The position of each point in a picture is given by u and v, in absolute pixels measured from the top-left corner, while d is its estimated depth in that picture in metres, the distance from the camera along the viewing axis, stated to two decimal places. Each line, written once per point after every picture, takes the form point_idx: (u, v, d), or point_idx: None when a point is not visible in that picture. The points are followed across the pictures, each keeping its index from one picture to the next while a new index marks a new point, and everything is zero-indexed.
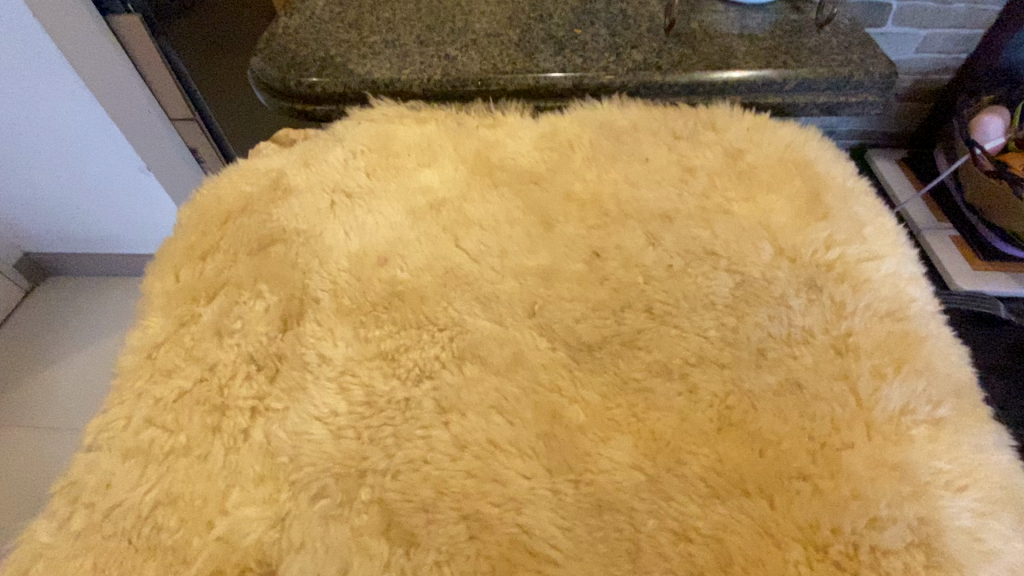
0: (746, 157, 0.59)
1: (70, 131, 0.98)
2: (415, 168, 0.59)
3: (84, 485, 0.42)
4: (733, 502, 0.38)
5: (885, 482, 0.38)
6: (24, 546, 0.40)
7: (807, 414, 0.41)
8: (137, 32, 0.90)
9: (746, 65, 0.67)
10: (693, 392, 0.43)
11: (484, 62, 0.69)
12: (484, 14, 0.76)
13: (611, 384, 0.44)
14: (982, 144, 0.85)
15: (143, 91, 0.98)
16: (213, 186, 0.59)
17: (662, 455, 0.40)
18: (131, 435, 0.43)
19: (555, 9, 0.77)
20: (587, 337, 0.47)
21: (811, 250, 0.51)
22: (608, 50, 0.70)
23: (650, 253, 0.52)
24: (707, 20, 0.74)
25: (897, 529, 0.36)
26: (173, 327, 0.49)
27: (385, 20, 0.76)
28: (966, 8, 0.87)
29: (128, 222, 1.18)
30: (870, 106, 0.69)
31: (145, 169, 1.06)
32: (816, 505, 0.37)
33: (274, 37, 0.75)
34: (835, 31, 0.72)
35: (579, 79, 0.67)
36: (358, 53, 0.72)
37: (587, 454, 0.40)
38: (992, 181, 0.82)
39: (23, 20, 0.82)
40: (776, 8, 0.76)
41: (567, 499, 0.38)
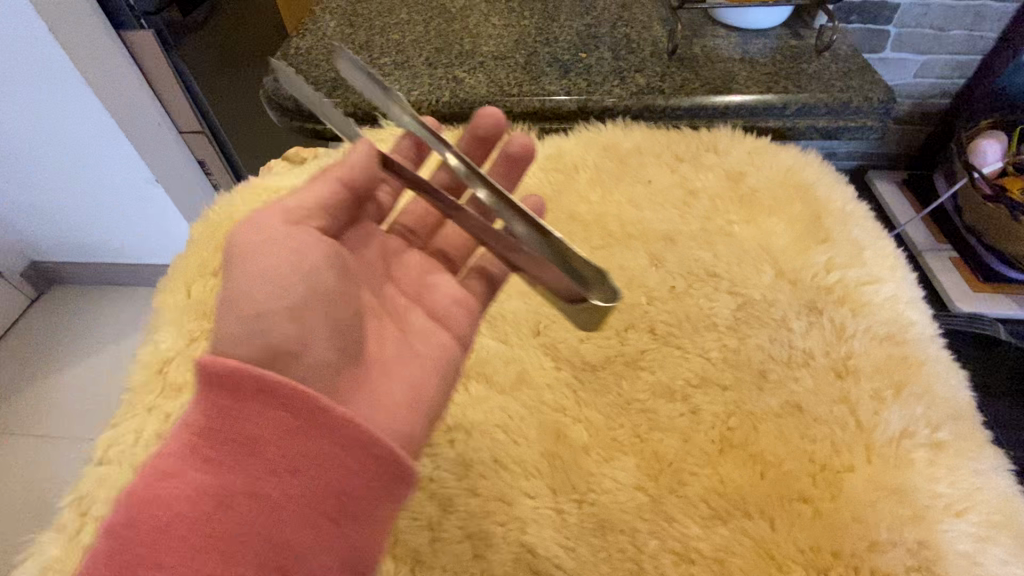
0: (748, 180, 0.60)
1: (80, 143, 0.96)
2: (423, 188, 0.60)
3: (95, 498, 0.42)
4: (735, 524, 0.38)
5: (885, 506, 0.38)
6: (35, 560, 0.41)
7: (808, 437, 0.42)
8: (149, 47, 0.89)
9: (747, 90, 0.69)
10: (695, 413, 0.44)
11: (492, 85, 0.71)
12: (491, 36, 0.78)
13: (614, 405, 0.45)
14: (981, 168, 0.86)
15: (154, 104, 0.96)
16: (225, 202, 0.61)
17: (664, 476, 0.41)
18: (141, 449, 0.44)
19: (561, 32, 0.79)
20: (590, 356, 0.48)
21: (811, 273, 0.51)
22: (612, 74, 0.72)
23: (653, 274, 0.53)
24: (709, 45, 0.75)
25: (897, 553, 0.37)
26: (184, 342, 0.50)
27: (395, 42, 0.79)
28: (964, 35, 0.88)
29: (138, 233, 1.16)
30: (868, 130, 0.71)
31: (153, 182, 1.02)
32: (817, 528, 0.38)
33: (286, 57, 0.77)
34: (834, 57, 0.74)
35: (583, 103, 0.69)
36: (368, 74, 0.73)
37: (591, 474, 0.41)
38: (990, 205, 0.84)
39: (38, 35, 0.79)
40: (777, 34, 0.77)
41: (570, 519, 0.39)
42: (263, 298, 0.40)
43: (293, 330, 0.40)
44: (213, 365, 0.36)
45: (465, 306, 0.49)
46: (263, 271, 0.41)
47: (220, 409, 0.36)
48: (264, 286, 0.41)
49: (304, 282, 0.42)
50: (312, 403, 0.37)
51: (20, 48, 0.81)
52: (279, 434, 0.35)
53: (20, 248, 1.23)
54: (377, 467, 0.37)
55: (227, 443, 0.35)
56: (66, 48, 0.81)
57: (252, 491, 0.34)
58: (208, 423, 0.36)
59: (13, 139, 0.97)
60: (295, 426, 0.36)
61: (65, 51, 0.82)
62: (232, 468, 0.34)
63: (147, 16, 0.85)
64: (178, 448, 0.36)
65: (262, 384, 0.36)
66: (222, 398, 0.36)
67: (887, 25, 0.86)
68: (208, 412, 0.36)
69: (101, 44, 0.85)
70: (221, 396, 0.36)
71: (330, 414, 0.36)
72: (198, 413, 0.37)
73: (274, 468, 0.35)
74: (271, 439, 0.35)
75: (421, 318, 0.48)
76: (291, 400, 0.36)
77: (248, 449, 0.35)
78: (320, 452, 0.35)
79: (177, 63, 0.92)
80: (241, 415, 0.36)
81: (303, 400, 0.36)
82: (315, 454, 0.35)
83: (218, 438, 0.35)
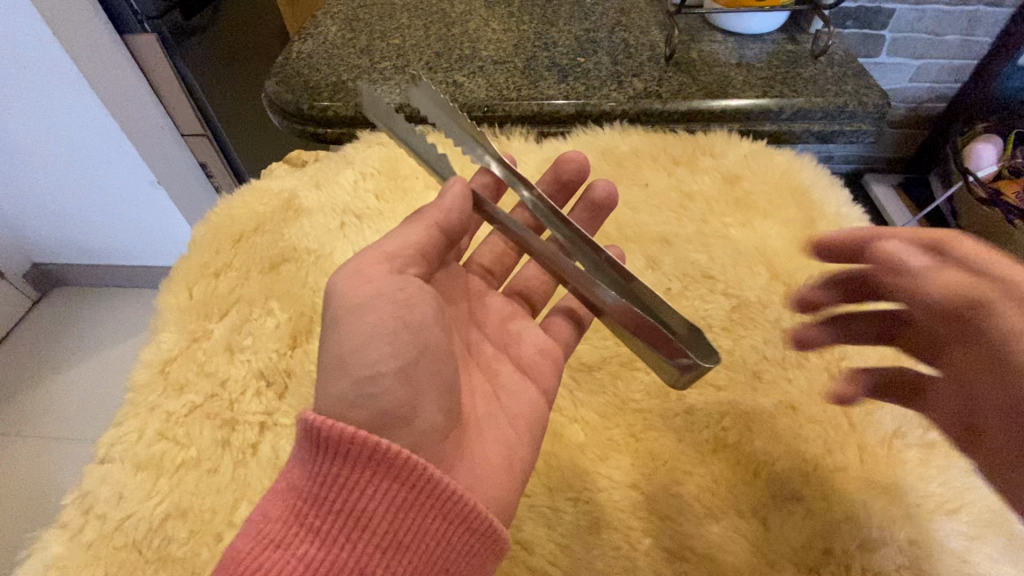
0: (743, 183, 0.61)
1: (83, 144, 0.97)
2: (423, 190, 0.61)
3: (97, 495, 0.43)
4: (729, 522, 0.39)
5: (877, 505, 0.39)
6: (37, 556, 0.41)
7: (801, 436, 0.43)
8: (152, 51, 0.89)
9: (744, 94, 0.70)
10: (690, 413, 0.45)
11: (491, 89, 0.72)
12: (490, 41, 0.79)
13: (610, 404, 0.46)
14: (976, 171, 0.88)
15: (157, 108, 0.97)
16: (226, 204, 0.61)
17: (659, 474, 0.41)
18: (143, 448, 0.45)
19: (559, 37, 0.80)
20: (587, 357, 0.48)
21: (806, 275, 0.52)
22: (610, 78, 0.73)
23: (649, 276, 0.53)
24: (706, 49, 0.76)
25: (888, 551, 0.37)
26: (186, 342, 0.51)
27: (395, 46, 0.79)
28: (959, 40, 0.89)
29: (139, 234, 1.17)
30: (864, 134, 0.71)
31: (155, 184, 1.04)
32: (809, 527, 0.38)
33: (288, 61, 0.78)
34: (829, 61, 0.74)
35: (581, 106, 0.70)
36: (369, 78, 0.74)
37: (586, 472, 0.42)
38: (986, 208, 0.85)
39: (43, 38, 0.80)
40: (773, 38, 0.78)
41: (566, 516, 0.40)
42: (361, 363, 0.35)
43: (396, 399, 0.35)
44: (322, 431, 0.31)
45: (552, 355, 0.45)
46: (368, 326, 0.36)
47: (324, 475, 0.31)
48: (357, 345, 0.35)
49: (410, 343, 0.36)
50: (429, 478, 0.32)
51: (25, 52, 0.82)
52: (393, 514, 0.31)
53: (23, 249, 1.24)
54: (488, 546, 0.33)
55: (334, 515, 0.31)
56: (72, 53, 0.83)
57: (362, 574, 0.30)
58: (316, 488, 0.31)
59: (15, 139, 0.97)
60: (407, 504, 0.31)
61: (71, 56, 0.83)
62: (341, 550, 0.30)
63: (150, 20, 0.86)
64: (274, 510, 0.32)
65: (379, 457, 0.31)
66: (331, 464, 0.31)
67: (882, 30, 0.87)
68: (309, 472, 0.32)
69: (105, 49, 0.86)
70: (323, 461, 0.31)
71: (447, 491, 0.32)
72: (297, 473, 0.32)
73: (386, 549, 0.31)
74: (383, 517, 0.31)
75: (510, 371, 0.44)
76: (404, 475, 0.31)
77: (362, 527, 0.31)
78: (433, 531, 0.32)
79: (180, 67, 0.93)
80: (353, 486, 0.31)
81: (421, 476, 0.32)
82: (428, 535, 0.31)
83: (325, 509, 0.31)
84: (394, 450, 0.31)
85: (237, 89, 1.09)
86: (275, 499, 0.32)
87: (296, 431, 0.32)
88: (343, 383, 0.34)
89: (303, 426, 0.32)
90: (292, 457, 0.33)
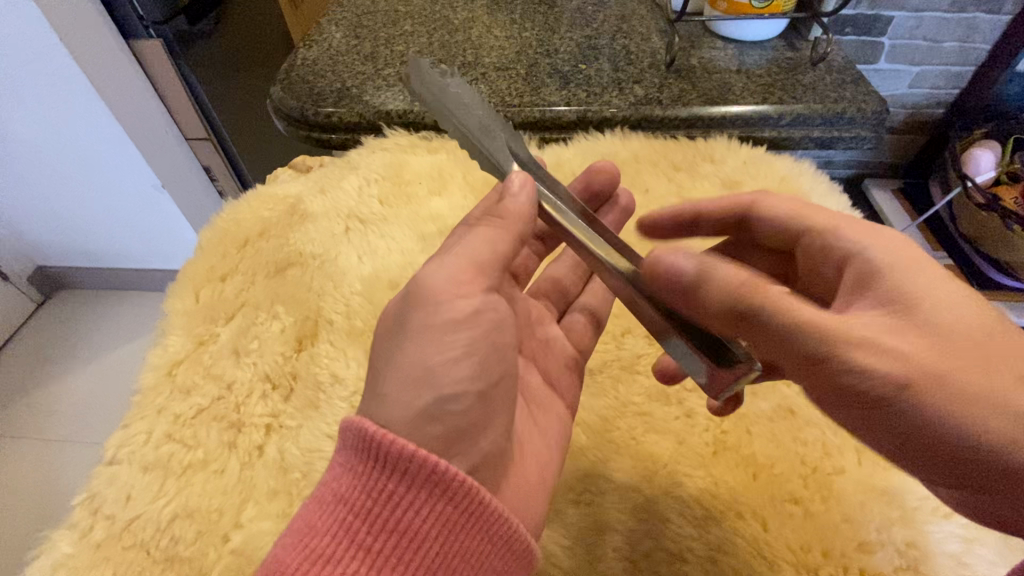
0: (743, 188, 0.61)
1: (88, 148, 0.98)
2: (426, 196, 0.62)
3: (106, 496, 0.43)
4: (728, 524, 0.39)
5: (875, 507, 0.39)
6: (47, 556, 0.42)
7: (799, 439, 0.43)
8: (158, 57, 0.91)
9: (743, 100, 0.70)
10: (690, 416, 0.45)
11: (493, 96, 0.73)
12: (493, 48, 0.80)
13: (611, 407, 0.46)
14: (975, 177, 0.88)
15: (161, 111, 0.98)
16: (232, 209, 0.62)
17: (659, 477, 0.42)
18: (151, 449, 0.45)
19: (561, 44, 0.80)
20: (588, 361, 0.49)
21: None
22: (611, 85, 0.74)
23: None
24: (706, 56, 0.77)
25: (886, 553, 0.38)
26: (193, 345, 0.51)
27: (399, 53, 0.80)
28: (956, 46, 0.90)
29: (144, 237, 1.18)
30: (862, 140, 0.72)
31: (159, 187, 1.04)
32: (808, 529, 0.39)
33: (293, 68, 0.79)
34: (828, 68, 0.75)
35: (583, 113, 0.71)
36: (373, 84, 0.75)
37: (588, 475, 0.42)
38: (983, 213, 0.86)
39: (47, 41, 0.81)
40: (773, 45, 0.79)
41: (567, 518, 0.40)
42: (442, 380, 0.35)
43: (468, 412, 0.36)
44: (377, 444, 0.31)
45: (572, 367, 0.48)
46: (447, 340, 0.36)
47: (378, 491, 0.31)
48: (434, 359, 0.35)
49: (483, 357, 0.37)
50: (477, 503, 0.32)
51: (30, 55, 0.84)
52: (440, 532, 0.31)
53: (28, 252, 1.25)
54: (525, 564, 0.34)
55: (387, 533, 0.31)
56: (77, 57, 0.83)
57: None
58: (370, 503, 0.31)
59: (22, 143, 0.98)
60: (456, 525, 0.31)
61: (76, 60, 0.84)
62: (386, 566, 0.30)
63: (155, 26, 0.88)
64: (322, 520, 0.31)
65: (434, 480, 0.31)
66: (387, 480, 0.31)
67: (881, 37, 0.87)
68: (361, 484, 0.32)
69: (111, 52, 0.87)
70: (378, 476, 0.31)
71: (494, 516, 0.32)
72: (346, 485, 0.32)
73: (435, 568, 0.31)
74: (432, 538, 0.31)
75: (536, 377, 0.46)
76: (454, 497, 0.31)
77: (412, 545, 0.31)
78: (476, 552, 0.32)
79: (185, 72, 0.94)
80: (404, 506, 0.31)
81: (468, 499, 0.32)
82: (473, 555, 0.32)
83: (379, 524, 0.31)
84: (446, 469, 0.32)
85: (242, 94, 1.10)
86: (322, 510, 0.32)
87: (354, 444, 0.32)
88: (424, 397, 0.34)
89: (366, 440, 0.32)
90: (338, 467, 0.33)
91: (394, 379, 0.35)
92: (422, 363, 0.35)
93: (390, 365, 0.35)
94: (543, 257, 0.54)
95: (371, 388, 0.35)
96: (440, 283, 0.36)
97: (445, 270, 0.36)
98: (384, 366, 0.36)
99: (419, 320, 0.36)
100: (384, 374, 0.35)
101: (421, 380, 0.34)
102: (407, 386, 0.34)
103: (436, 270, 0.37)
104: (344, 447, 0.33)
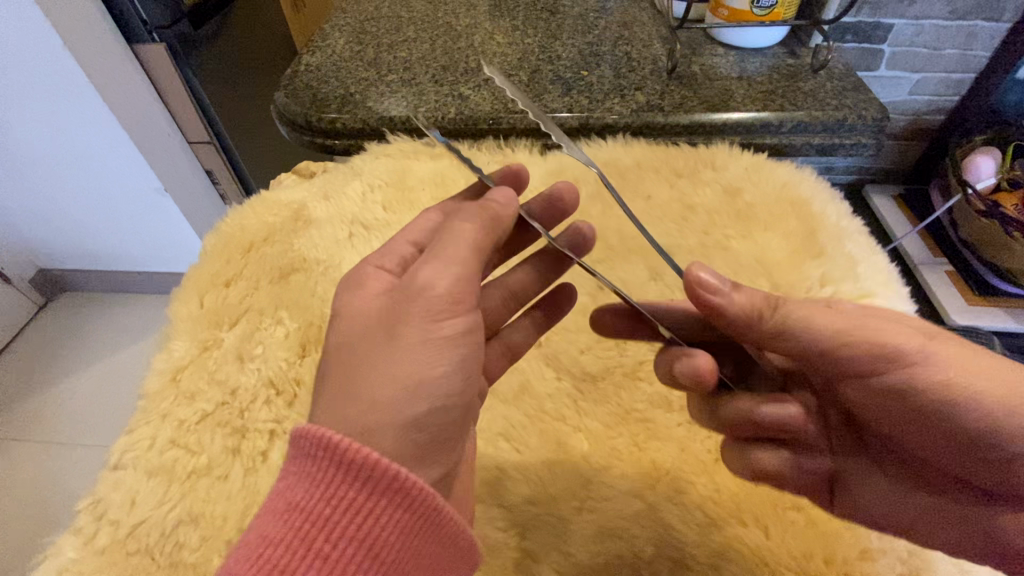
0: (744, 196, 0.62)
1: (90, 150, 0.98)
2: (430, 202, 0.62)
3: (110, 502, 0.44)
4: (731, 531, 0.39)
5: (876, 515, 0.40)
6: (51, 561, 0.42)
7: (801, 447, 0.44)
8: (160, 60, 0.91)
9: (745, 107, 0.71)
10: (693, 423, 0.46)
11: (496, 102, 0.73)
12: (495, 54, 0.81)
13: (614, 414, 0.46)
14: (975, 184, 0.88)
15: (165, 117, 0.99)
16: (236, 215, 0.62)
17: (662, 483, 0.42)
18: (155, 454, 0.46)
19: (563, 50, 0.81)
20: (591, 367, 0.49)
21: (806, 287, 0.53)
22: (613, 91, 0.74)
23: (652, 287, 0.54)
24: (708, 63, 0.78)
25: (887, 560, 0.38)
26: (197, 351, 0.51)
27: (402, 59, 0.81)
28: (957, 54, 0.90)
29: (146, 240, 1.18)
30: (863, 147, 0.72)
31: (161, 191, 1.04)
32: (810, 536, 0.39)
33: (297, 74, 0.79)
34: (829, 75, 0.76)
35: (585, 119, 0.71)
36: (376, 90, 0.76)
37: (591, 482, 0.42)
38: (984, 220, 0.86)
39: (49, 44, 0.81)
40: (774, 52, 0.79)
41: (570, 525, 0.40)
42: (433, 391, 0.32)
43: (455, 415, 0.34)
44: (332, 447, 0.29)
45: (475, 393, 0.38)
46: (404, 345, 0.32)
47: (337, 498, 0.29)
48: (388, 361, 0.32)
49: (471, 364, 0.35)
50: (435, 507, 0.30)
51: (31, 58, 0.84)
52: (399, 539, 0.29)
53: (29, 254, 1.25)
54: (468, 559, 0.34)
55: (345, 542, 0.29)
56: (77, 58, 0.83)
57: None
58: (329, 511, 0.29)
59: (24, 145, 0.99)
60: (413, 531, 0.30)
61: (76, 59, 0.83)
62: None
63: (158, 30, 0.88)
64: (275, 531, 0.28)
65: (395, 487, 0.29)
66: (346, 487, 0.29)
67: (881, 44, 0.88)
68: (318, 491, 0.29)
69: (112, 55, 0.87)
70: (336, 482, 0.29)
71: (449, 519, 0.31)
72: (301, 493, 0.29)
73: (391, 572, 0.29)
74: (390, 545, 0.29)
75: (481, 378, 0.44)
76: (414, 504, 0.29)
77: (370, 553, 0.29)
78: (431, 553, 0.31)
79: (186, 74, 0.94)
80: (362, 514, 0.29)
81: (428, 505, 0.30)
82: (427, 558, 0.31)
83: (337, 533, 0.29)
84: (407, 475, 0.29)
85: (246, 98, 1.10)
86: (276, 519, 0.29)
87: (308, 450, 0.29)
88: (418, 405, 0.32)
89: (324, 445, 0.29)
90: (290, 474, 0.30)
91: (380, 388, 0.31)
92: (413, 372, 0.32)
93: (374, 374, 0.31)
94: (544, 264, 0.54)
95: (346, 401, 0.31)
96: (439, 285, 0.33)
97: (443, 273, 0.33)
98: (365, 377, 0.31)
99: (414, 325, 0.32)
100: (367, 385, 0.31)
101: (413, 388, 0.32)
102: (399, 396, 0.31)
103: (430, 273, 0.33)
104: (297, 451, 0.30)
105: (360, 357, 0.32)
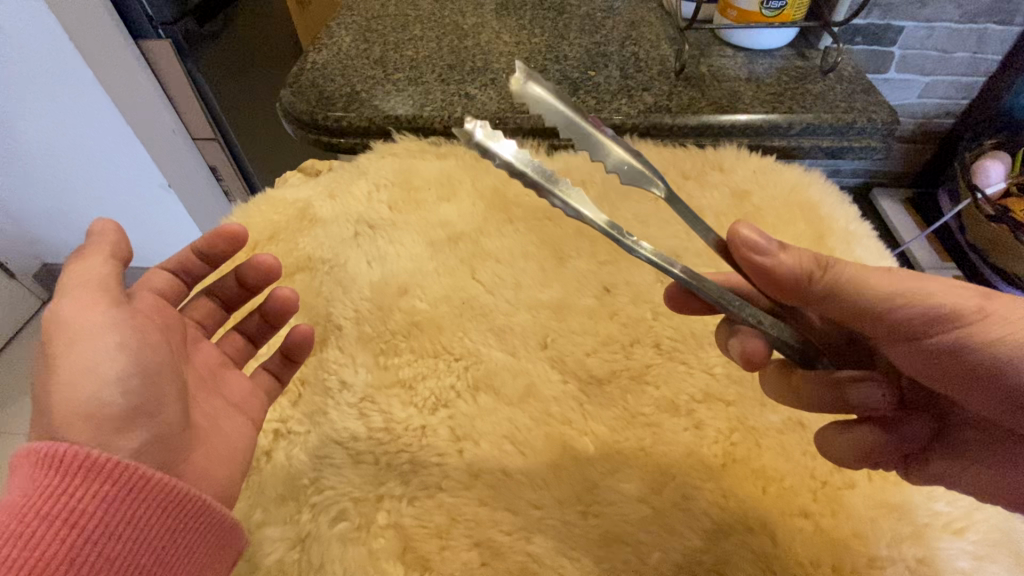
0: (752, 199, 0.62)
1: (98, 151, 0.94)
2: (436, 202, 0.62)
3: None
4: (736, 538, 0.39)
5: (884, 523, 0.40)
6: None
7: (808, 453, 0.44)
8: (165, 55, 0.88)
9: (753, 109, 0.70)
10: (699, 428, 0.45)
11: (502, 101, 0.73)
12: (502, 54, 0.80)
13: (618, 418, 0.46)
14: (984, 187, 0.91)
15: (171, 116, 0.96)
16: (242, 211, 0.62)
17: (668, 489, 0.42)
18: None
19: (569, 50, 0.80)
20: (597, 371, 0.49)
21: None
22: (620, 92, 0.74)
23: (659, 290, 0.54)
24: (716, 64, 0.77)
25: (896, 569, 0.38)
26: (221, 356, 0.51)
27: (409, 58, 0.80)
28: (967, 57, 0.90)
29: (145, 236, 1.12)
30: (873, 150, 0.73)
31: (165, 186, 1.01)
32: (817, 543, 0.39)
33: (303, 72, 0.79)
34: (839, 78, 0.75)
35: (592, 119, 0.70)
36: (382, 89, 0.75)
37: (595, 486, 0.42)
38: (994, 225, 0.88)
39: (59, 43, 0.79)
40: (783, 54, 0.79)
41: (576, 530, 0.40)
42: (110, 395, 0.35)
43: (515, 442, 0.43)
44: (51, 453, 0.32)
45: (140, 344, 0.37)
46: (71, 358, 0.35)
47: (68, 496, 0.31)
48: (73, 376, 0.35)
49: (166, 372, 0.38)
50: (180, 491, 0.34)
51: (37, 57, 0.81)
52: (144, 520, 0.33)
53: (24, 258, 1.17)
54: (224, 535, 0.37)
55: (83, 527, 0.31)
56: (87, 58, 0.81)
57: (71, 568, 0.30)
58: (16, 504, 0.30)
59: (27, 144, 0.95)
60: (162, 508, 0.33)
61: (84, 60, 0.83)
62: (88, 549, 0.31)
63: (164, 26, 0.86)
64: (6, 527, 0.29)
65: (88, 465, 0.32)
66: (43, 477, 0.31)
67: (892, 46, 0.87)
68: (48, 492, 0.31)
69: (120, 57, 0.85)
70: (62, 482, 0.31)
71: (168, 486, 0.34)
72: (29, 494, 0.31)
73: (99, 541, 0.31)
74: (135, 522, 0.32)
75: (219, 401, 0.44)
76: (154, 489, 0.33)
77: (70, 525, 0.31)
78: (150, 519, 0.33)
79: (192, 72, 0.92)
80: (94, 496, 0.31)
81: (138, 480, 0.33)
82: (178, 534, 0.34)
83: (71, 518, 0.31)
84: (139, 467, 0.33)
85: (251, 94, 1.10)
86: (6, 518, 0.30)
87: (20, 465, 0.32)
88: (110, 404, 0.34)
89: (29, 454, 0.32)
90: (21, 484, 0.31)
91: (66, 404, 0.34)
92: (117, 394, 0.35)
93: (69, 387, 0.34)
94: (258, 273, 0.49)
95: (40, 402, 0.35)
96: (117, 342, 0.36)
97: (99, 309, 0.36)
98: (62, 393, 0.34)
99: (144, 348, 0.37)
100: (47, 387, 0.35)
101: (113, 416, 0.34)
102: (87, 404, 0.34)
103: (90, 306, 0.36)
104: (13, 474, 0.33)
105: (59, 375, 0.35)
